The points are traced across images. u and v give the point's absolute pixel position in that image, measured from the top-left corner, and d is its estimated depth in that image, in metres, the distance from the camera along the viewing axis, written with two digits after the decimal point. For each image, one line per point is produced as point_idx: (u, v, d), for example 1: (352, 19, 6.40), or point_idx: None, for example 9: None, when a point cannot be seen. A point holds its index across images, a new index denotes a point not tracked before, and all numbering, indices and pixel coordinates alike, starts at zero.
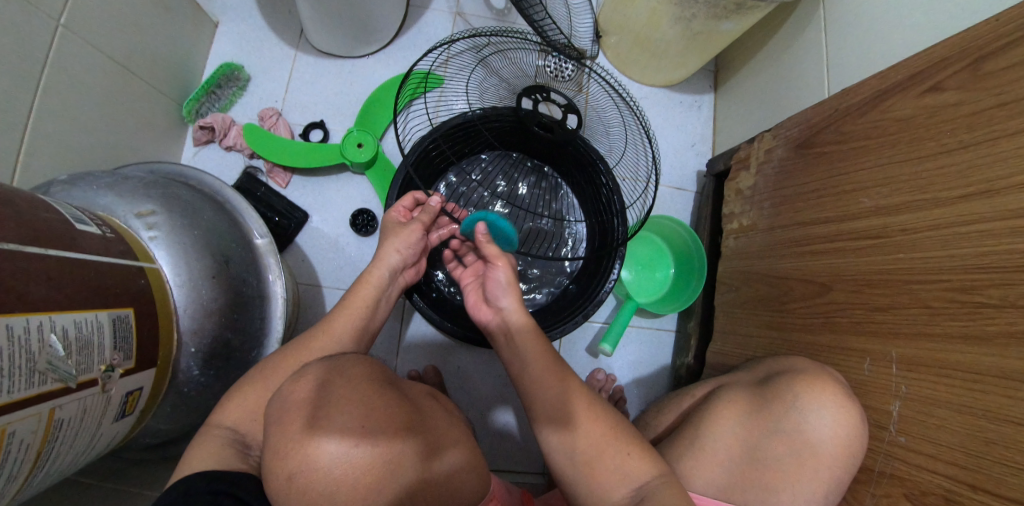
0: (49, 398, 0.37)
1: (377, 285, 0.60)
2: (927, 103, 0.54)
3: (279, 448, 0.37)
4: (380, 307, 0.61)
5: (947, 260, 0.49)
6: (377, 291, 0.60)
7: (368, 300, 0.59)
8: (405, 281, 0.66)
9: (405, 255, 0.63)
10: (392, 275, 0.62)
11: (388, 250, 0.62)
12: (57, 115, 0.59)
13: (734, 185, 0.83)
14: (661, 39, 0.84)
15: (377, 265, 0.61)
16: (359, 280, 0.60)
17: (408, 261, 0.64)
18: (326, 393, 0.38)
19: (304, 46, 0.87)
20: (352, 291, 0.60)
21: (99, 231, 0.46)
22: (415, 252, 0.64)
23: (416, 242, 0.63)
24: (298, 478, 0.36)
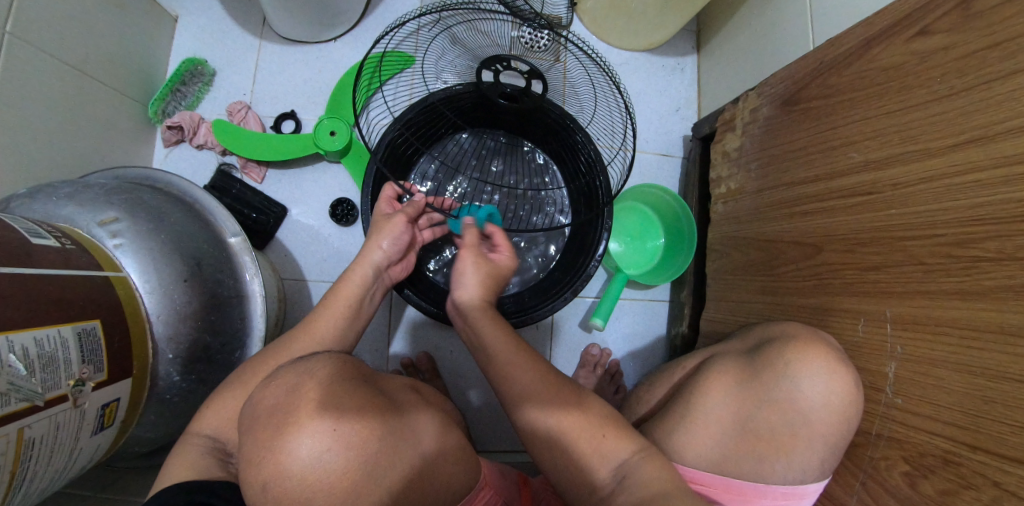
0: (16, 419, 0.36)
1: (361, 282, 0.59)
2: (916, 48, 0.50)
3: (254, 455, 0.35)
4: (365, 306, 0.60)
5: (941, 214, 0.47)
6: (362, 288, 0.59)
7: (352, 296, 0.58)
8: (393, 277, 0.64)
9: (389, 252, 0.61)
10: (378, 272, 0.61)
11: (371, 247, 0.60)
12: (12, 125, 0.57)
13: (720, 147, 0.80)
14: (638, 0, 0.80)
15: (360, 263, 0.59)
16: (341, 279, 0.59)
17: (392, 258, 0.62)
18: (295, 394, 0.37)
19: (267, 34, 0.84)
20: (334, 289, 0.59)
21: (58, 244, 0.45)
22: (401, 248, 0.62)
23: (399, 236, 0.61)
24: (272, 484, 0.34)
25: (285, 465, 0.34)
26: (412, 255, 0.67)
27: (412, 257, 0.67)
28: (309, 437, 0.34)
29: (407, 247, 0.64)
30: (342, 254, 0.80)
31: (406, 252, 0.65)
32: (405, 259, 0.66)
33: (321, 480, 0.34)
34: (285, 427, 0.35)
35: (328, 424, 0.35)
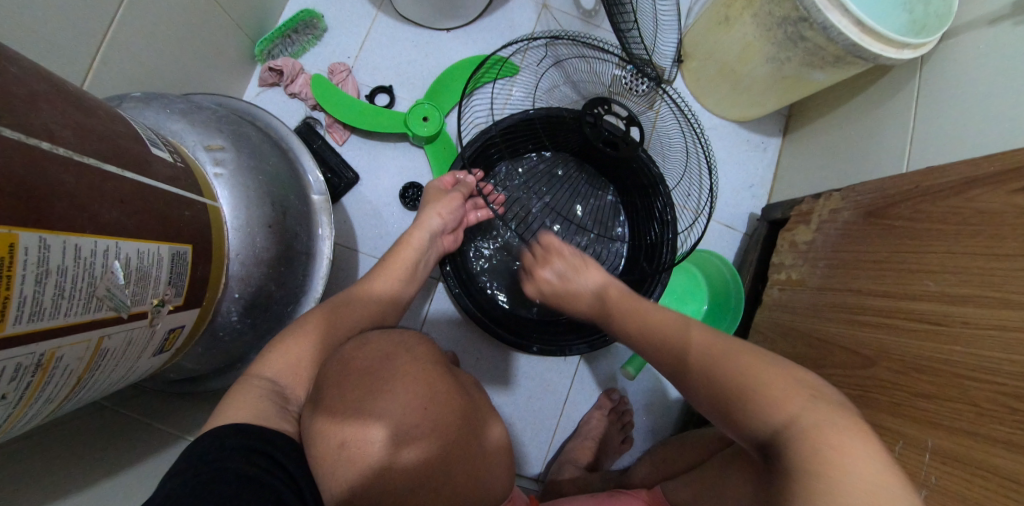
0: (101, 326, 0.36)
1: (417, 246, 0.64)
2: (1018, 202, 0.52)
3: (337, 409, 0.38)
4: (419, 270, 0.65)
5: (1005, 364, 0.48)
6: (417, 252, 0.65)
7: (408, 260, 0.64)
8: (444, 247, 0.71)
9: (445, 219, 0.68)
10: (432, 238, 0.67)
11: (429, 214, 0.67)
12: (136, 29, 0.58)
13: (789, 236, 0.82)
14: (747, 75, 0.82)
15: (418, 228, 0.65)
16: (400, 242, 0.65)
17: (446, 226, 0.69)
18: (389, 362, 0.40)
19: (386, 8, 0.85)
20: (393, 252, 0.64)
21: (170, 159, 0.45)
22: (453, 219, 0.70)
23: (456, 207, 0.69)
24: (351, 445, 0.37)
25: (370, 428, 0.37)
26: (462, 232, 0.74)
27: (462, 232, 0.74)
28: (399, 407, 0.37)
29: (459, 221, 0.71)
30: (400, 237, 0.81)
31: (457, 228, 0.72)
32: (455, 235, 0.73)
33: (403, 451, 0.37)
34: (373, 396, 0.37)
35: (419, 402, 0.38)
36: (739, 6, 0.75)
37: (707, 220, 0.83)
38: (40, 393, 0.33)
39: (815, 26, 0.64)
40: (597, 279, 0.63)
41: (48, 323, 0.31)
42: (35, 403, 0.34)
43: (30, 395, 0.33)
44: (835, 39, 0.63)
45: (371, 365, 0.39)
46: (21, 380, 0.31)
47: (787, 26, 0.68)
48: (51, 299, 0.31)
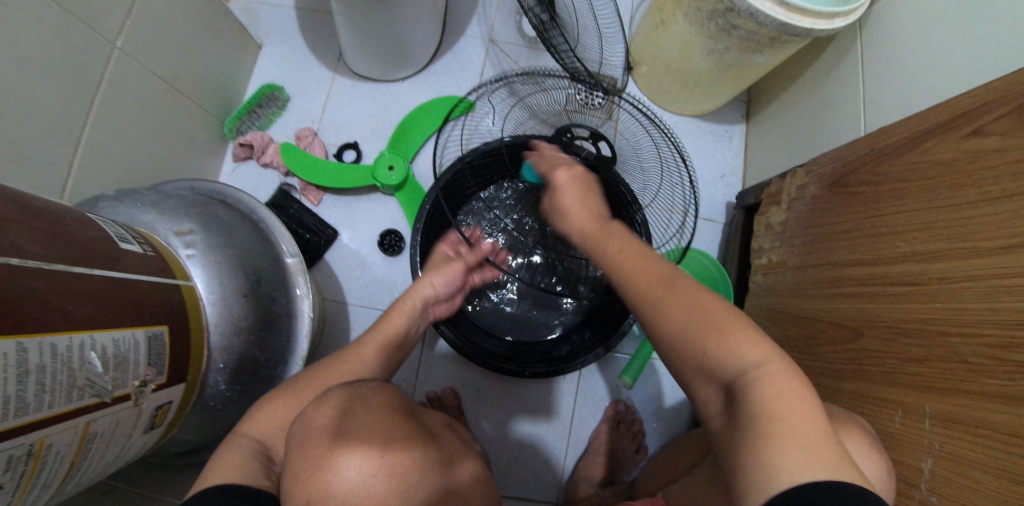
0: (84, 413, 0.38)
1: (408, 314, 0.67)
2: (969, 148, 0.51)
3: (301, 473, 0.40)
4: (409, 335, 0.68)
5: (987, 314, 0.46)
6: (408, 319, 0.67)
7: (399, 328, 0.65)
8: (434, 314, 0.73)
9: (438, 290, 0.71)
10: (423, 307, 0.69)
11: (423, 284, 0.69)
12: (106, 132, 0.63)
13: (764, 219, 0.83)
14: (694, 70, 0.83)
15: (411, 296, 0.68)
16: (390, 310, 0.67)
17: (440, 296, 0.71)
18: (346, 418, 0.42)
19: (341, 69, 0.91)
20: (382, 319, 0.66)
21: (141, 250, 0.48)
22: (449, 288, 0.72)
23: (454, 276, 0.72)
24: (317, 502, 0.38)
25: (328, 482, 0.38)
26: (459, 299, 0.76)
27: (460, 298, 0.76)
28: (356, 463, 0.38)
29: (457, 289, 0.74)
30: (384, 283, 0.84)
31: (454, 295, 0.74)
32: (451, 301, 0.75)
33: (361, 504, 0.38)
34: (324, 453, 0.39)
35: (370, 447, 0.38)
36: (670, 7, 0.77)
37: (693, 219, 0.84)
38: (35, 482, 0.36)
39: (742, 14, 0.66)
40: (588, 219, 0.57)
41: (33, 416, 0.34)
42: (31, 491, 0.36)
43: (25, 484, 0.35)
44: (764, 22, 0.65)
45: (331, 423, 0.42)
46: (15, 470, 0.34)
47: (717, 18, 0.70)
48: (33, 394, 0.34)
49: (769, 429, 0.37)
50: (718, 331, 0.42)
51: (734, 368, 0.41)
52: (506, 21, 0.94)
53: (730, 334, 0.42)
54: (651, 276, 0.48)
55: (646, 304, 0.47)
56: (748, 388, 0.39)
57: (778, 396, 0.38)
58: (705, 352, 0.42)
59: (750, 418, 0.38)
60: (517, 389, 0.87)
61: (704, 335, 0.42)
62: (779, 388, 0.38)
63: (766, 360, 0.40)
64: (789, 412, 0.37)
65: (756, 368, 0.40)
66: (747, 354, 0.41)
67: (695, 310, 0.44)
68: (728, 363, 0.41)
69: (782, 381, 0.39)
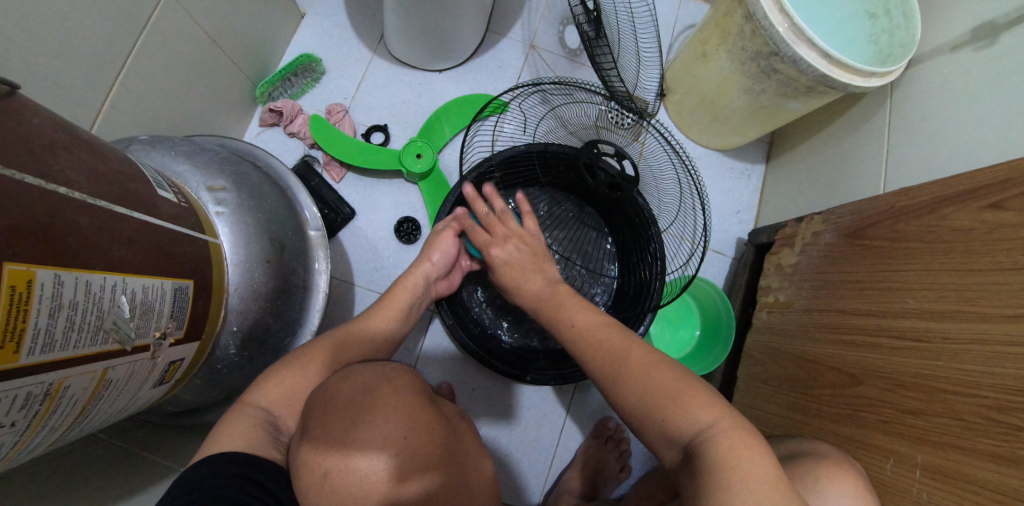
0: (105, 358, 0.37)
1: (411, 290, 0.66)
2: (987, 218, 0.54)
3: (319, 443, 0.39)
4: (413, 312, 0.67)
5: (988, 378, 0.48)
6: (411, 295, 0.66)
7: (404, 303, 0.65)
8: (436, 292, 0.72)
9: (438, 264, 0.69)
10: (426, 283, 0.68)
11: (424, 260, 0.68)
12: (143, 76, 0.61)
13: (775, 259, 0.85)
14: (726, 106, 0.86)
15: (412, 273, 0.66)
16: (395, 285, 0.67)
17: (439, 272, 0.70)
18: (370, 393, 0.41)
19: (381, 51, 0.90)
20: (389, 294, 0.66)
21: (175, 199, 0.47)
22: (447, 262, 0.70)
23: (448, 250, 0.69)
24: (334, 476, 0.37)
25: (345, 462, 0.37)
26: (455, 276, 0.74)
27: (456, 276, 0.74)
28: (377, 444, 0.37)
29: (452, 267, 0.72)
30: (395, 269, 0.83)
31: (450, 272, 0.73)
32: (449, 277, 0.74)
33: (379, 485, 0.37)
34: (347, 432, 0.38)
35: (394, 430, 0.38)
36: (714, 42, 0.79)
37: (702, 250, 0.85)
38: (45, 423, 0.34)
39: (786, 60, 0.68)
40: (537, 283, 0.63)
41: (58, 355, 0.33)
42: (39, 433, 0.34)
43: (36, 424, 0.33)
44: (805, 70, 0.67)
45: (353, 395, 0.40)
46: (29, 408, 0.32)
47: (760, 60, 0.72)
48: (62, 332, 0.32)
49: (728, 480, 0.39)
50: (675, 398, 0.45)
51: (689, 430, 0.44)
52: (549, 30, 0.95)
53: (693, 404, 0.44)
54: (606, 345, 0.53)
55: (599, 361, 0.52)
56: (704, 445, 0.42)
57: (735, 453, 0.40)
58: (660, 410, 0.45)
59: (711, 475, 0.40)
60: (512, 393, 0.87)
61: (660, 403, 0.46)
62: (731, 445, 0.41)
63: (718, 419, 0.43)
64: (743, 465, 0.40)
65: (708, 428, 0.43)
66: (699, 415, 0.44)
67: (648, 379, 0.47)
68: (683, 426, 0.44)
69: (734, 437, 0.42)
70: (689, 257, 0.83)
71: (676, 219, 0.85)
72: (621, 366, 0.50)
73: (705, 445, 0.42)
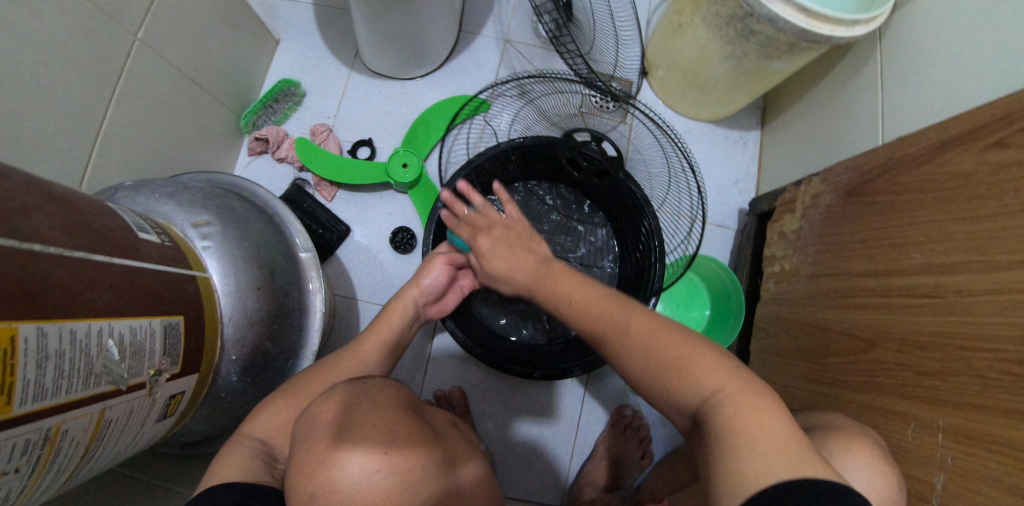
0: (101, 399, 0.39)
1: (402, 313, 0.67)
2: (990, 159, 0.51)
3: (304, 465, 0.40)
4: (403, 337, 0.67)
5: (1006, 329, 0.45)
6: (402, 318, 0.67)
7: (395, 327, 0.66)
8: (427, 315, 0.72)
9: (426, 290, 0.70)
10: (415, 307, 0.69)
11: (411, 285, 0.69)
12: (126, 123, 0.63)
13: (778, 227, 0.82)
14: (710, 75, 0.83)
15: (401, 297, 0.68)
16: (387, 310, 0.68)
17: (428, 296, 0.70)
18: (359, 409, 0.41)
19: (357, 66, 0.91)
20: (380, 319, 0.66)
21: (158, 240, 0.49)
22: (437, 288, 0.71)
23: (439, 277, 0.70)
24: (321, 497, 0.38)
25: (335, 478, 0.37)
26: (450, 299, 0.74)
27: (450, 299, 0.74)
28: (360, 460, 0.38)
29: (444, 290, 0.72)
30: (394, 280, 0.84)
31: (444, 295, 0.73)
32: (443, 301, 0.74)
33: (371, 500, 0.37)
34: (336, 452, 0.39)
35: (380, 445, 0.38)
36: (689, 11, 0.77)
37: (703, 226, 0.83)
38: (50, 467, 0.36)
39: (762, 19, 0.65)
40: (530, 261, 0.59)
41: (51, 401, 0.34)
42: (45, 476, 0.36)
43: (40, 468, 0.35)
44: (783, 28, 0.64)
45: (336, 417, 0.41)
46: (31, 454, 0.34)
47: (736, 23, 0.70)
48: (53, 380, 0.34)
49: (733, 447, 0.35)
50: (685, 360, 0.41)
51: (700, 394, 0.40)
52: (522, 23, 0.94)
53: (697, 370, 0.41)
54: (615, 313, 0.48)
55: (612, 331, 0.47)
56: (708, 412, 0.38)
57: (743, 414, 0.37)
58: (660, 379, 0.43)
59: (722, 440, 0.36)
60: (524, 390, 0.87)
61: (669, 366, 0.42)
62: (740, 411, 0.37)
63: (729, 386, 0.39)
64: (751, 428, 0.36)
65: (714, 395, 0.39)
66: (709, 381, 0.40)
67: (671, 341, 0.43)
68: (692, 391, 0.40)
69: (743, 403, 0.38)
70: (691, 234, 0.82)
71: (670, 197, 0.84)
72: (633, 333, 0.46)
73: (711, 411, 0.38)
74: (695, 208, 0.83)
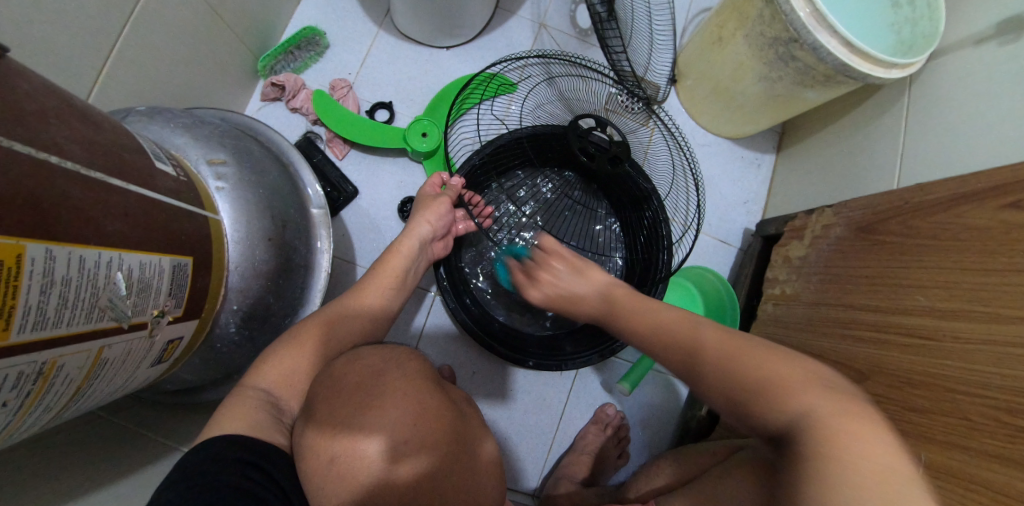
0: (102, 336, 0.36)
1: (406, 254, 0.66)
2: (1004, 217, 0.52)
3: (325, 428, 0.38)
4: (409, 278, 0.67)
5: (999, 379, 0.47)
6: (406, 260, 0.66)
7: (398, 269, 0.65)
8: (433, 253, 0.72)
9: (434, 227, 0.70)
10: (422, 246, 0.68)
11: (419, 222, 0.68)
12: (142, 45, 0.59)
13: (783, 251, 0.84)
14: (740, 93, 0.84)
15: (407, 236, 0.67)
16: (389, 250, 0.66)
17: (435, 233, 0.70)
18: (379, 379, 0.40)
19: (387, 25, 0.88)
20: (382, 261, 0.65)
21: (174, 173, 0.46)
22: (442, 225, 0.71)
23: (444, 214, 0.71)
24: (341, 461, 0.37)
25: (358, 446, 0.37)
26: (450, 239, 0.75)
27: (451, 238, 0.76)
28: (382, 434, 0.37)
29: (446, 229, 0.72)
30: None
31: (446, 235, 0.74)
32: (444, 240, 0.74)
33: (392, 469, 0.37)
34: (351, 422, 0.37)
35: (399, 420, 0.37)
36: (732, 25, 0.77)
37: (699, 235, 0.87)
38: (40, 401, 0.33)
39: (805, 47, 0.66)
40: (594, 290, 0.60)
41: (51, 332, 0.31)
42: (34, 411, 0.33)
43: (29, 403, 0.32)
44: (825, 59, 0.65)
45: (348, 390, 0.40)
46: (22, 388, 0.31)
47: (778, 46, 0.70)
48: (55, 309, 0.31)
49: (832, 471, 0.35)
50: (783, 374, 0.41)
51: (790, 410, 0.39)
52: (560, 9, 0.92)
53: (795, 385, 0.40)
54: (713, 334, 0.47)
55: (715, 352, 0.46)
56: (796, 435, 0.38)
57: (847, 437, 0.36)
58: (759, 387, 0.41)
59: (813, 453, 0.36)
60: (513, 378, 0.87)
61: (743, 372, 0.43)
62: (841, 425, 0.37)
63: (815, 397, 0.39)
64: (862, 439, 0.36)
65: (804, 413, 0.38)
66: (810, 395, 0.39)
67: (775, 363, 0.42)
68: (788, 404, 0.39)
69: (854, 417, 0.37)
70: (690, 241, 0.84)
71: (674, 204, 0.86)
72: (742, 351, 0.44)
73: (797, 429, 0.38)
74: (689, 218, 0.86)
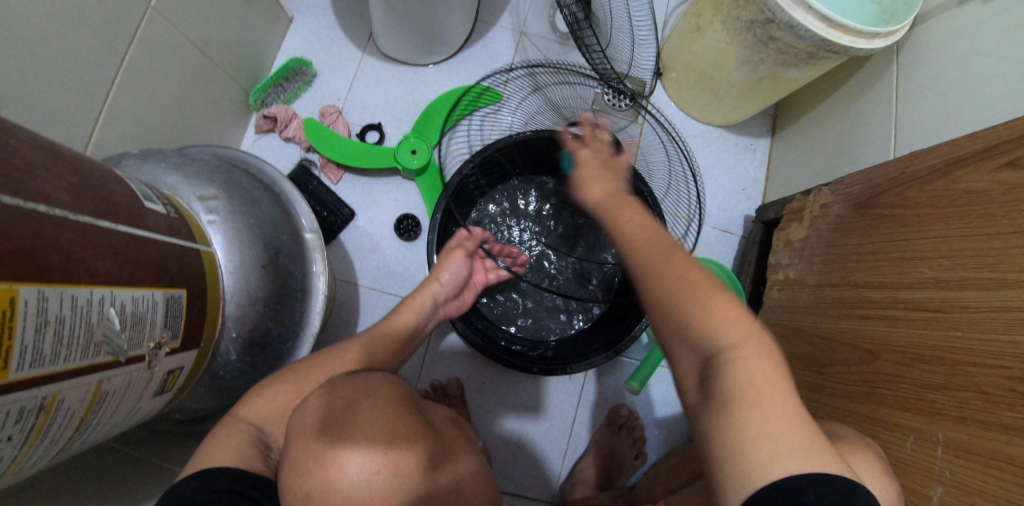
0: (99, 370, 0.38)
1: (418, 311, 0.67)
2: (1003, 179, 0.50)
3: (302, 464, 0.39)
4: (418, 332, 0.68)
5: (1010, 347, 0.45)
6: (417, 316, 0.67)
7: (409, 322, 0.66)
8: (446, 312, 0.73)
9: (445, 286, 0.71)
10: (434, 304, 0.69)
11: (431, 281, 0.70)
12: (135, 91, 0.62)
13: (784, 235, 0.82)
14: (725, 80, 0.83)
15: (420, 294, 0.68)
16: (402, 305, 0.68)
17: (448, 293, 0.71)
18: (356, 404, 0.41)
19: (371, 49, 0.90)
20: (394, 314, 0.67)
21: (164, 210, 0.48)
22: (455, 286, 0.72)
23: (457, 271, 0.71)
24: (318, 494, 0.38)
25: (334, 475, 0.37)
26: (467, 295, 0.76)
27: (468, 295, 0.76)
28: (358, 460, 0.37)
29: (462, 285, 0.73)
30: (397, 268, 0.84)
31: (462, 291, 0.74)
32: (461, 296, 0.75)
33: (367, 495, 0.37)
34: (338, 438, 0.38)
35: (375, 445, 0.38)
36: (709, 13, 0.76)
37: (700, 226, 0.85)
38: (44, 435, 0.35)
39: (782, 26, 0.65)
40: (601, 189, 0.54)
41: (49, 369, 0.33)
42: (39, 445, 0.35)
43: (33, 438, 0.34)
44: (803, 36, 0.64)
45: (335, 410, 0.40)
46: (26, 422, 0.33)
47: (756, 29, 0.69)
48: (50, 347, 0.33)
49: (739, 432, 0.34)
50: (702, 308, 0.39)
51: (712, 346, 0.38)
52: (539, 16, 0.93)
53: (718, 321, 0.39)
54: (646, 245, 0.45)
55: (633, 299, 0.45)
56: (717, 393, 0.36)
57: (751, 396, 0.35)
58: (687, 322, 0.39)
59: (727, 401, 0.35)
60: (521, 385, 0.87)
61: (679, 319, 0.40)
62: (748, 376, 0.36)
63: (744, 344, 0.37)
64: (763, 397, 0.34)
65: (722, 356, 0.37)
66: (724, 335, 0.38)
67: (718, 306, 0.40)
68: (706, 342, 0.38)
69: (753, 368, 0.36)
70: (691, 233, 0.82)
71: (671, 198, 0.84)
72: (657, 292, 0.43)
73: (717, 377, 0.37)
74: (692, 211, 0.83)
